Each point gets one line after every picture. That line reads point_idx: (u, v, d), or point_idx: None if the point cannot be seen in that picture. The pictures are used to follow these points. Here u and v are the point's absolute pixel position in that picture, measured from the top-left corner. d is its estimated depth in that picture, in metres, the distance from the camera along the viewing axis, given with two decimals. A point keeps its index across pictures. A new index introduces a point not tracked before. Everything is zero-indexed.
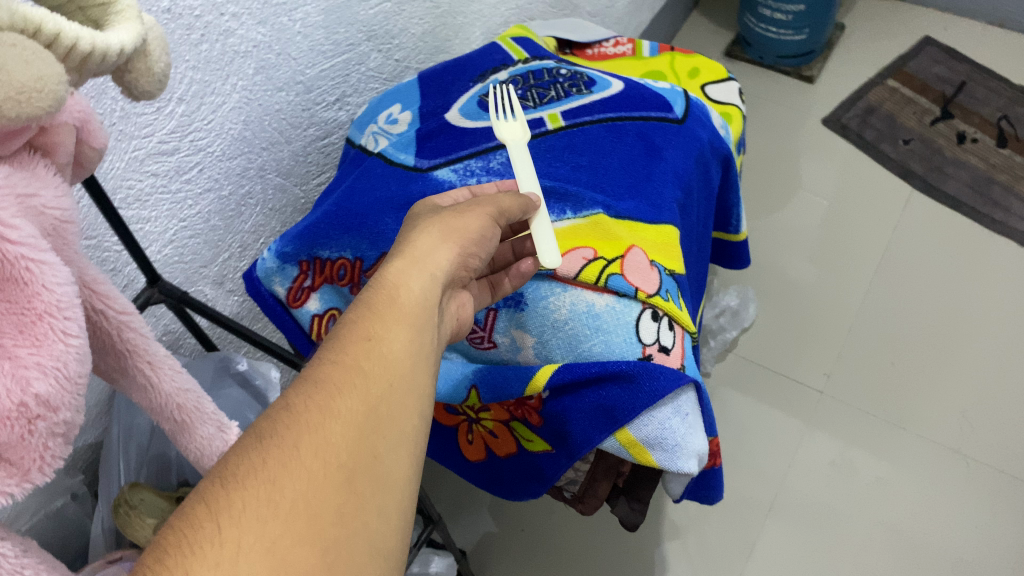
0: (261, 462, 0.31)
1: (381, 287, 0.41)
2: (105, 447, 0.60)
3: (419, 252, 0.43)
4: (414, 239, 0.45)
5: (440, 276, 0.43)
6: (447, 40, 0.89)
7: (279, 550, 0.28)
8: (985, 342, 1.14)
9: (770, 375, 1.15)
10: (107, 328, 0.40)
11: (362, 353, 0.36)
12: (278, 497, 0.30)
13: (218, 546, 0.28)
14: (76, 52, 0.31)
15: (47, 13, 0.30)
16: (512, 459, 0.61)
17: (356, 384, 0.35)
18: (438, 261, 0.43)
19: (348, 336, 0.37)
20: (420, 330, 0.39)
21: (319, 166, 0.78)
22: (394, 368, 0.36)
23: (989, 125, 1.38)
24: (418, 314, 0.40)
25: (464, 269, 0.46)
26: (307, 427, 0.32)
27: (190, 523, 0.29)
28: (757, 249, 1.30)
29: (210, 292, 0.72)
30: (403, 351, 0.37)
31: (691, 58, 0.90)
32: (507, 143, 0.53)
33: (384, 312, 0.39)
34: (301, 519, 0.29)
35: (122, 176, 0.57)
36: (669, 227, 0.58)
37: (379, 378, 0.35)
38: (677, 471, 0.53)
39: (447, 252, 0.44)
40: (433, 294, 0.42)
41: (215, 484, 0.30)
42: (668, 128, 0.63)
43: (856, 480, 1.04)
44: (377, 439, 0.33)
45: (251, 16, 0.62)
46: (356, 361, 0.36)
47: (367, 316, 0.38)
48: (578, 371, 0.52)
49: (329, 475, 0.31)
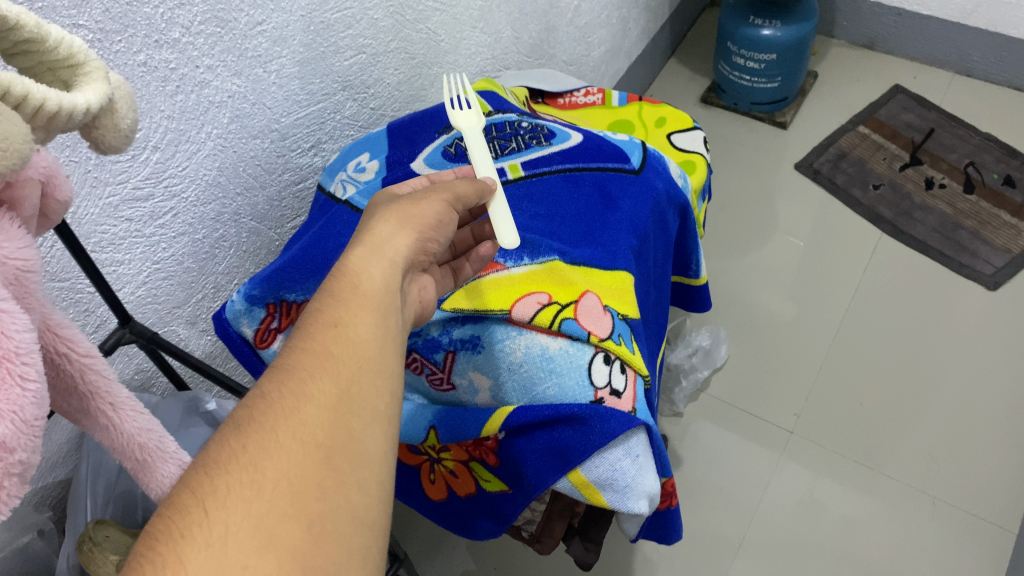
0: (242, 448, 0.33)
1: (343, 275, 0.43)
2: (74, 483, 0.62)
3: (380, 239, 0.46)
4: (374, 227, 0.47)
5: (399, 261, 0.45)
6: (423, 88, 0.92)
7: (266, 526, 0.31)
8: (951, 384, 1.16)
9: (742, 415, 1.17)
10: (70, 371, 0.42)
11: (330, 339, 0.38)
12: (261, 477, 0.32)
13: (206, 528, 0.30)
14: (43, 112, 0.32)
15: (16, 75, 0.32)
16: (472, 498, 0.62)
17: (327, 366, 0.37)
18: (396, 245, 0.46)
19: (314, 323, 0.39)
20: (385, 314, 0.42)
21: (294, 211, 0.80)
22: (363, 352, 0.39)
23: (957, 171, 1.42)
24: (382, 297, 0.42)
25: (423, 253, 0.48)
26: (283, 412, 0.34)
27: (177, 509, 0.31)
28: (730, 290, 1.32)
29: (183, 331, 0.74)
30: (370, 334, 0.40)
31: (658, 108, 0.94)
32: (464, 131, 0.58)
33: (348, 298, 0.41)
34: (284, 497, 0.32)
35: (96, 221, 0.60)
36: (624, 273, 0.60)
37: (348, 361, 0.38)
38: (627, 511, 0.55)
39: (405, 238, 0.47)
40: (394, 279, 0.44)
41: (199, 471, 0.33)
42: (625, 178, 0.66)
43: (824, 519, 1.06)
44: (352, 417, 0.36)
45: (227, 68, 0.65)
46: (325, 347, 0.38)
47: (332, 303, 0.41)
48: (532, 413, 0.54)
49: (308, 454, 0.33)
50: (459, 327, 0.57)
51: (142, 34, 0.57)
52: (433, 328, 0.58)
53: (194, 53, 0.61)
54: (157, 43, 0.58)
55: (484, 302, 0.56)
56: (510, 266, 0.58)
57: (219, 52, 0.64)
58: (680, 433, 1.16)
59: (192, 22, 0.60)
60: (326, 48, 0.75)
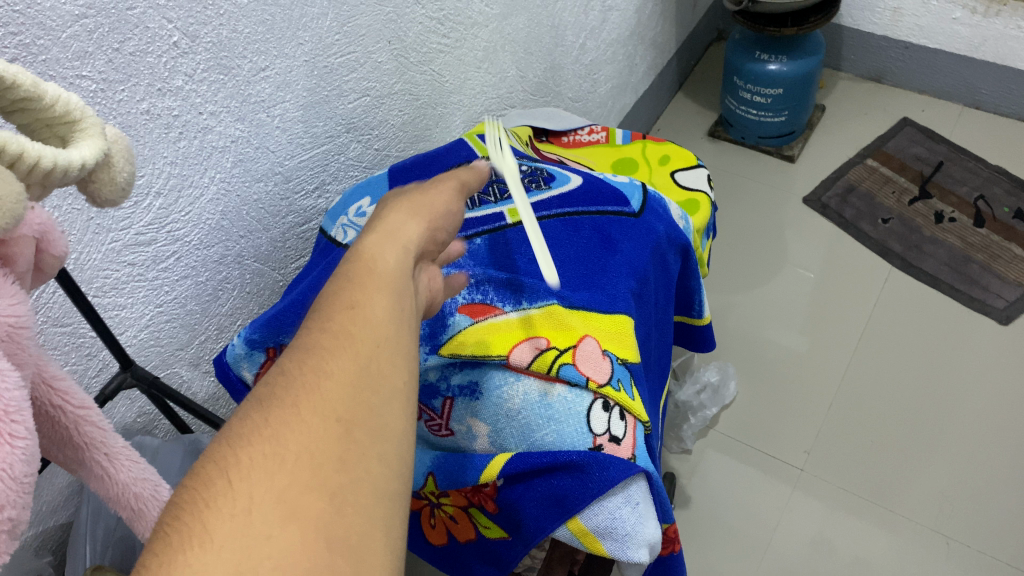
0: (264, 423, 0.32)
1: (357, 259, 0.41)
2: (74, 527, 0.62)
3: (390, 227, 0.44)
4: (385, 215, 0.45)
5: (412, 247, 0.43)
6: (427, 128, 0.93)
7: (289, 498, 0.30)
8: (963, 424, 1.14)
9: (752, 452, 1.16)
10: (65, 422, 0.42)
11: (348, 320, 0.37)
12: (283, 450, 0.31)
13: (230, 499, 0.29)
14: (37, 169, 0.32)
15: (11, 133, 0.31)
16: (472, 544, 0.62)
17: (345, 346, 0.35)
18: (410, 232, 0.44)
19: (330, 306, 0.38)
20: (400, 296, 0.40)
21: (298, 252, 0.81)
22: (381, 332, 0.37)
23: (967, 205, 1.41)
24: (397, 280, 0.40)
25: (433, 243, 0.46)
26: (303, 389, 0.33)
27: (203, 481, 0.30)
28: (738, 322, 1.32)
29: (186, 373, 0.74)
30: (386, 315, 0.38)
31: (663, 145, 0.93)
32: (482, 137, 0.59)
33: (364, 280, 0.39)
34: (306, 469, 0.31)
35: (99, 267, 0.60)
36: (624, 317, 0.59)
37: (366, 341, 0.36)
38: (627, 560, 0.53)
39: (415, 226, 0.45)
40: (407, 263, 0.42)
41: (222, 445, 0.32)
42: (624, 221, 0.66)
43: (835, 559, 1.04)
44: (371, 393, 0.34)
45: (230, 114, 0.66)
46: (344, 328, 0.36)
47: (347, 286, 0.39)
48: (531, 460, 0.53)
49: (329, 428, 0.32)
50: (457, 372, 0.58)
51: (145, 84, 0.57)
52: (432, 372, 0.58)
53: (197, 100, 0.62)
54: (160, 92, 0.59)
55: (481, 347, 0.56)
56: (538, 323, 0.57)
57: (222, 98, 0.64)
58: (689, 472, 1.15)
59: (195, 70, 0.61)
60: (330, 92, 0.76)
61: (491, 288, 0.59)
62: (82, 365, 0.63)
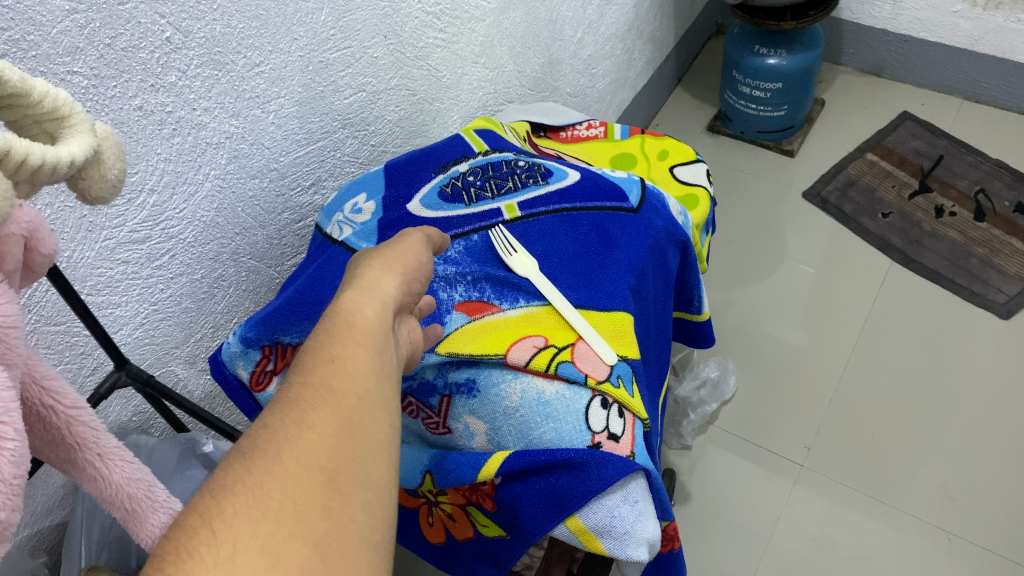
0: (246, 472, 0.31)
1: (336, 314, 0.40)
2: (70, 529, 0.61)
3: (368, 281, 0.43)
4: (360, 271, 0.44)
5: (391, 302, 0.43)
6: (424, 124, 0.92)
7: (272, 546, 0.29)
8: (965, 418, 1.14)
9: (751, 448, 1.15)
10: (56, 423, 0.41)
11: (329, 372, 0.36)
12: (267, 498, 0.30)
13: (214, 548, 0.28)
14: (26, 166, 0.31)
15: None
16: (470, 542, 0.62)
17: (327, 398, 0.35)
18: (386, 287, 0.43)
19: (310, 359, 0.37)
20: (380, 350, 0.39)
21: (294, 249, 0.80)
22: (362, 385, 0.36)
23: (967, 199, 1.40)
24: (376, 336, 0.40)
25: (409, 293, 0.46)
26: (286, 438, 0.32)
27: (185, 531, 0.29)
28: (738, 318, 1.31)
29: (182, 371, 0.73)
30: (367, 369, 0.37)
31: (661, 140, 0.93)
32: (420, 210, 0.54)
33: (343, 334, 0.39)
34: (291, 517, 0.30)
35: (92, 265, 0.60)
36: (623, 314, 0.59)
37: (347, 394, 0.36)
38: (627, 558, 0.53)
39: (392, 279, 0.44)
40: (387, 318, 0.41)
41: (205, 495, 0.31)
42: (622, 217, 0.65)
43: (836, 555, 1.04)
44: (354, 443, 0.34)
45: (224, 110, 0.65)
46: (325, 380, 0.36)
47: (326, 339, 0.38)
48: (528, 459, 0.53)
49: (312, 476, 0.32)
50: (454, 370, 0.57)
51: (138, 79, 0.57)
52: (428, 371, 0.57)
53: (191, 96, 0.61)
54: (153, 88, 0.58)
55: (478, 346, 0.56)
56: (585, 335, 0.57)
57: (216, 94, 0.64)
58: (689, 468, 1.15)
59: (189, 66, 0.60)
60: (326, 87, 0.75)
61: (487, 286, 0.59)
62: (76, 363, 0.62)
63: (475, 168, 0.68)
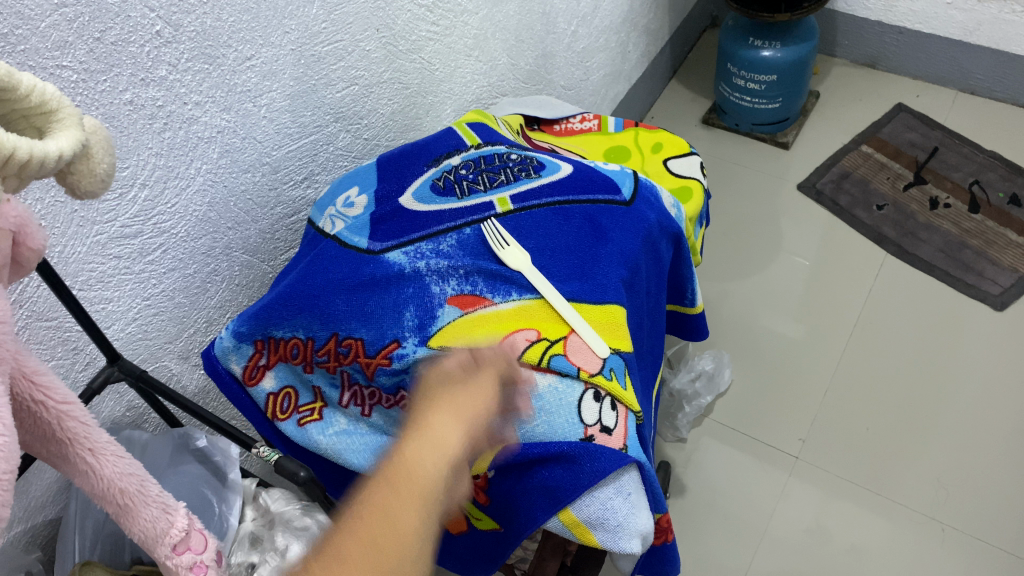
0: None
1: (400, 465, 0.42)
2: (63, 522, 0.61)
3: (435, 428, 0.44)
4: (430, 416, 0.45)
5: (456, 455, 0.44)
6: (418, 117, 0.92)
7: None
8: (959, 409, 1.14)
9: (747, 440, 1.16)
10: (47, 419, 0.41)
11: (375, 528, 0.39)
12: None
13: None
14: (13, 160, 0.31)
15: None
16: (464, 536, 0.62)
17: (368, 559, 0.38)
18: (452, 440, 0.44)
19: (363, 515, 0.40)
20: (429, 508, 0.41)
21: (287, 243, 0.80)
22: (405, 549, 0.39)
23: (962, 190, 1.40)
24: (431, 496, 0.42)
25: (472, 441, 0.45)
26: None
27: None
28: (733, 310, 1.32)
29: (176, 366, 0.73)
30: (411, 529, 0.40)
31: (655, 133, 0.93)
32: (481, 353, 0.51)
33: (399, 486, 0.41)
34: None
35: (84, 260, 0.59)
36: (615, 307, 0.59)
37: (391, 554, 0.39)
38: (619, 551, 0.53)
39: (460, 429, 0.44)
40: (447, 476, 0.43)
41: None
42: (615, 210, 0.65)
43: (831, 547, 1.04)
44: None
45: (215, 104, 0.65)
46: (372, 538, 0.39)
47: (382, 493, 0.41)
48: (522, 451, 0.53)
49: None
50: None
51: (128, 73, 0.57)
52: None
53: (182, 90, 0.61)
54: (144, 82, 0.58)
55: (470, 339, 0.56)
56: (578, 327, 0.57)
57: (207, 88, 0.63)
58: (684, 460, 1.15)
59: (179, 59, 0.60)
60: (318, 81, 0.75)
61: (480, 279, 0.59)
62: (68, 359, 0.62)
63: (467, 161, 0.68)
